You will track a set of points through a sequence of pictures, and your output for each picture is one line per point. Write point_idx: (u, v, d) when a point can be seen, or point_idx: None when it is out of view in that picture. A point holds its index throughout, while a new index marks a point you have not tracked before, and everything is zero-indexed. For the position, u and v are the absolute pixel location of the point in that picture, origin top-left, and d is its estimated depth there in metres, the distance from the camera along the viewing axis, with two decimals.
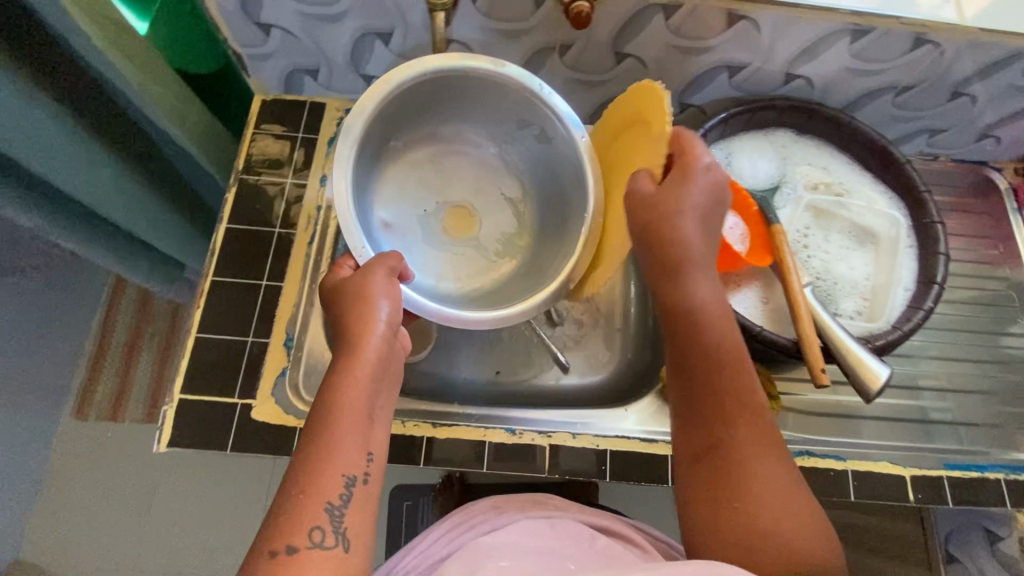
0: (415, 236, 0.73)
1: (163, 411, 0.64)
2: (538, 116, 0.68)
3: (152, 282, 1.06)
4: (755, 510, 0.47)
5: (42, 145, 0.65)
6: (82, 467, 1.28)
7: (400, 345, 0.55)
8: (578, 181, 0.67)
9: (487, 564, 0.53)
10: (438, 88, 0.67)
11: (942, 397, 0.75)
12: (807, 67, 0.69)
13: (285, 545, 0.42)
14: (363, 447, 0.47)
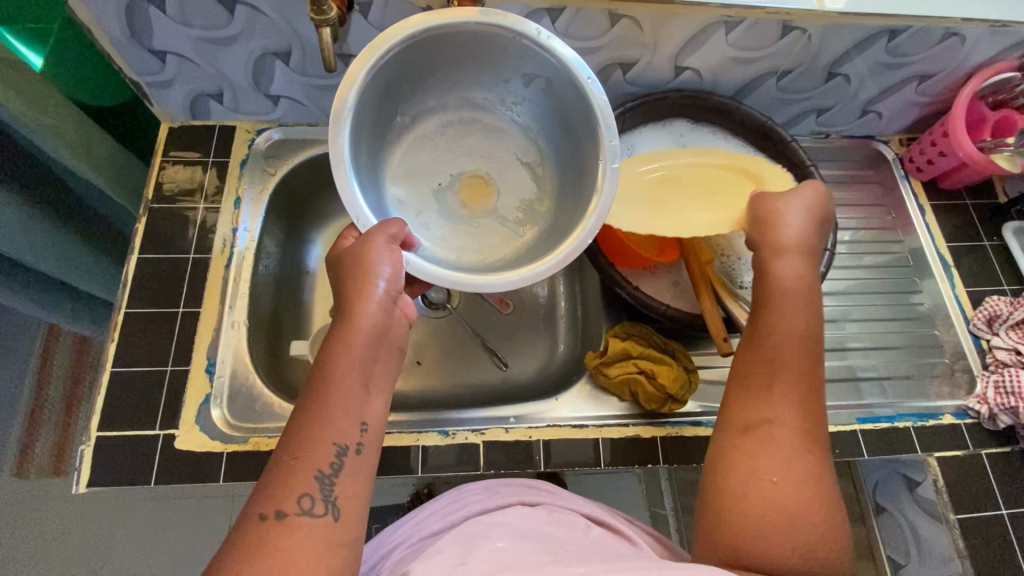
0: (432, 210, 0.72)
1: (81, 450, 0.62)
2: (541, 66, 0.65)
3: (79, 325, 1.03)
4: (785, 489, 0.46)
5: None
6: (26, 528, 1.22)
7: (402, 316, 0.51)
8: (589, 126, 0.63)
9: (483, 544, 0.50)
10: (431, 50, 0.64)
11: (867, 356, 0.80)
12: (693, 59, 0.74)
13: (275, 511, 0.40)
14: (356, 418, 0.45)
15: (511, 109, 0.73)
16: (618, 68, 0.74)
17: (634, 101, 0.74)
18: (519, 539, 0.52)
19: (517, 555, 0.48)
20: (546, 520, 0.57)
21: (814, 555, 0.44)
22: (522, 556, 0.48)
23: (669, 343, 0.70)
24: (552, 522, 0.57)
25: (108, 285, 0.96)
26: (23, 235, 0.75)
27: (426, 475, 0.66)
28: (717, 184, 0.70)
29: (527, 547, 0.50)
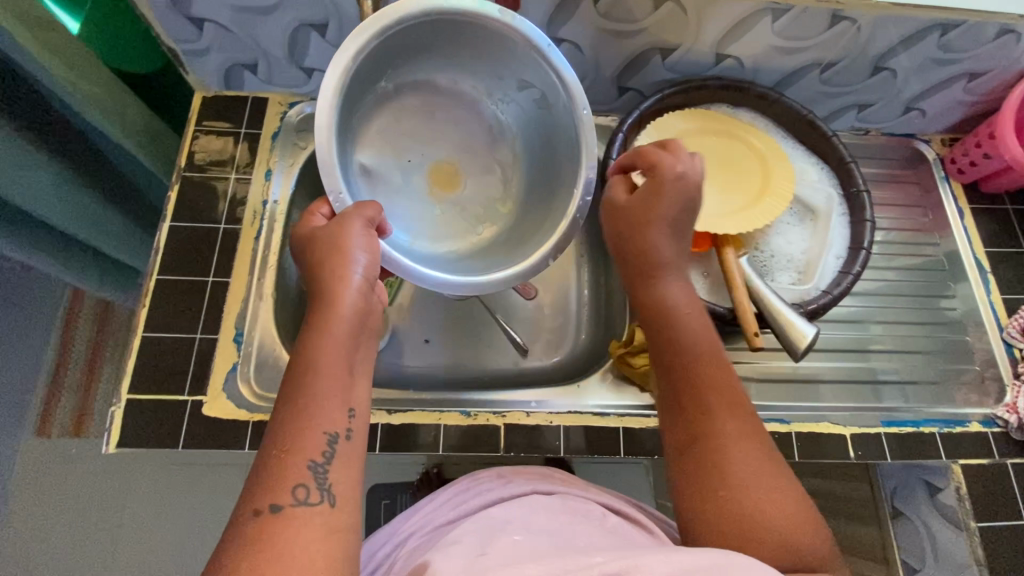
0: (398, 186, 0.72)
1: (112, 412, 0.64)
2: (542, 78, 0.67)
3: (105, 289, 1.05)
4: (738, 492, 0.48)
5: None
6: (50, 486, 1.27)
7: (378, 299, 0.56)
8: (573, 151, 0.68)
9: (502, 536, 0.51)
10: (437, 33, 0.65)
11: (888, 358, 0.79)
12: (736, 47, 0.72)
13: (270, 504, 0.41)
14: (343, 403, 0.47)
15: (496, 101, 0.73)
16: (657, 54, 0.73)
17: (674, 88, 0.73)
18: (537, 532, 0.53)
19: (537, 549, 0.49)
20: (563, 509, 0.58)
21: (792, 546, 0.46)
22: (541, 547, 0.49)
23: None
24: (567, 513, 0.58)
25: (134, 251, 0.96)
26: (62, 201, 0.77)
27: (448, 453, 0.66)
28: (732, 163, 0.73)
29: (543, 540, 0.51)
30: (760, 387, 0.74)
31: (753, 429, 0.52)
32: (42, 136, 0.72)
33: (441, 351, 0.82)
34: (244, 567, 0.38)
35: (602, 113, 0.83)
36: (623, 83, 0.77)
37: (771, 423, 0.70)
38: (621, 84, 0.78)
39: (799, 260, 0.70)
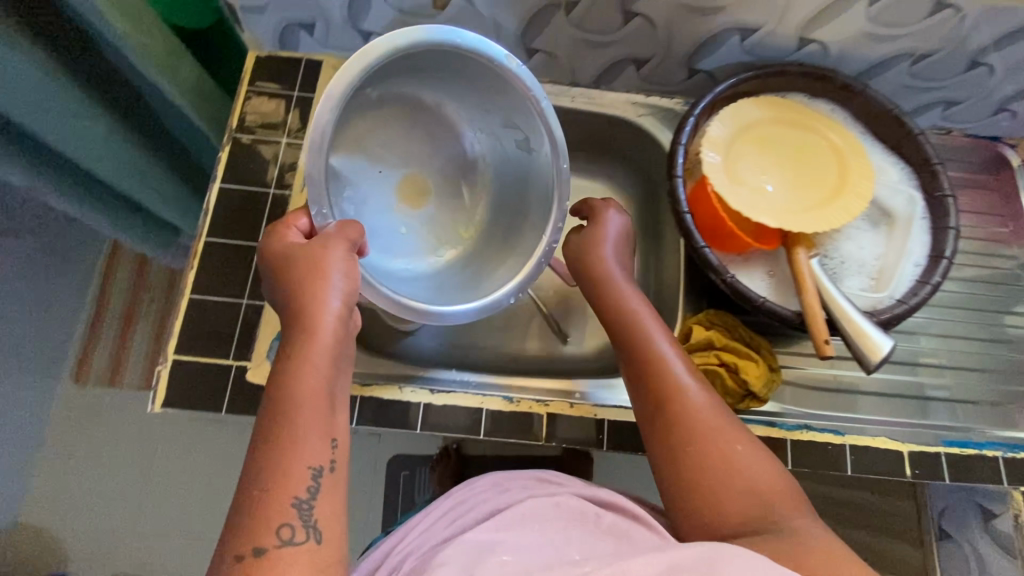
0: (369, 195, 0.69)
1: (157, 372, 0.64)
2: (529, 123, 0.68)
3: (147, 246, 1.06)
4: (704, 443, 0.52)
5: (27, 90, 0.66)
6: (86, 433, 1.31)
7: (353, 324, 0.55)
8: (539, 200, 0.69)
9: (489, 556, 0.52)
10: (433, 60, 0.64)
11: (938, 372, 0.74)
12: (822, 32, 0.67)
13: (253, 548, 0.42)
14: (324, 435, 0.47)
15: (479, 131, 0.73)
16: (736, 34, 0.68)
17: (751, 73, 0.68)
18: (526, 550, 0.53)
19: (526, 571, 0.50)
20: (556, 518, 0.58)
21: (759, 490, 0.50)
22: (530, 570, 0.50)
23: (756, 338, 0.65)
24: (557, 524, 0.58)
25: (177, 209, 0.96)
26: (109, 152, 0.77)
27: (489, 438, 0.68)
28: (806, 150, 0.67)
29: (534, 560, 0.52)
30: (812, 395, 0.70)
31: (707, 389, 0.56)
32: (90, 86, 0.71)
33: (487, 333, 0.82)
34: None
35: (667, 95, 0.79)
36: (693, 64, 0.73)
37: (826, 433, 0.67)
38: (691, 66, 0.74)
39: (874, 266, 0.66)
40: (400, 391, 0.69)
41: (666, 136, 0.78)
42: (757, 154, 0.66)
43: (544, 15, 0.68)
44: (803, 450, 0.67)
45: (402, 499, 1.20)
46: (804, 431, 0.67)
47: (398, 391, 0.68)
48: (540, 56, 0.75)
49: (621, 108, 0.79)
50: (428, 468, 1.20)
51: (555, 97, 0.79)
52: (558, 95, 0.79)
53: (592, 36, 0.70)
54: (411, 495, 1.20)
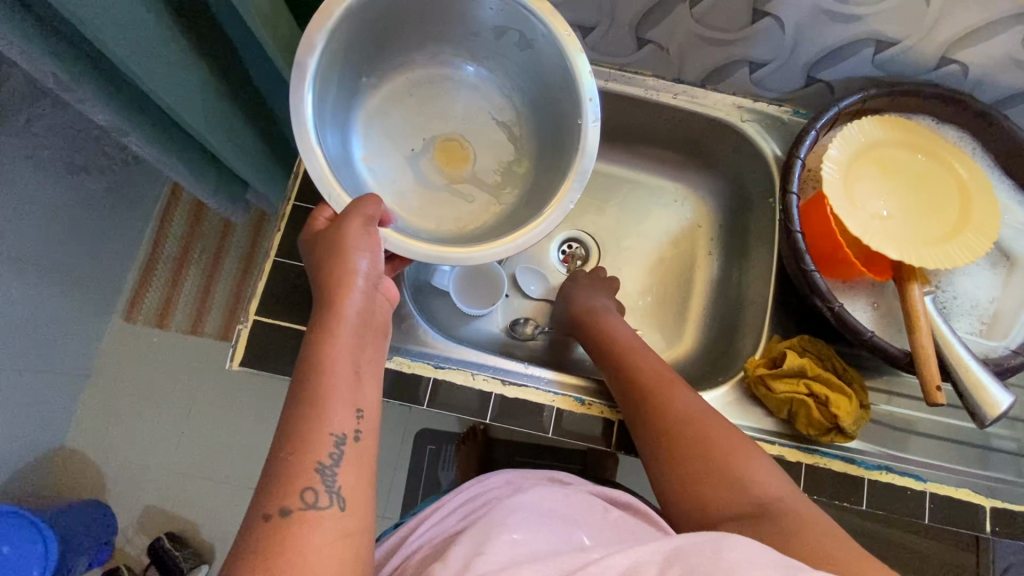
0: (406, 176, 0.68)
1: (239, 330, 0.65)
2: (518, 21, 0.62)
3: (217, 201, 1.06)
4: (680, 431, 0.57)
5: (141, 44, 0.62)
6: (129, 366, 1.34)
7: (382, 299, 0.53)
8: (567, 96, 0.62)
9: (500, 535, 0.50)
10: (396, 9, 0.62)
11: (1009, 426, 0.68)
12: (966, 53, 0.61)
13: (280, 508, 0.40)
14: (351, 405, 0.46)
15: (486, 68, 0.70)
16: (871, 46, 0.63)
17: (882, 89, 0.63)
18: (532, 530, 0.51)
19: (538, 549, 0.48)
20: (569, 512, 0.57)
21: (739, 473, 0.53)
22: (541, 548, 0.48)
23: (847, 371, 0.63)
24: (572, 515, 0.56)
25: (253, 166, 0.95)
26: (199, 103, 0.74)
27: (555, 437, 0.66)
28: (928, 179, 0.63)
29: (544, 541, 0.50)
30: (887, 433, 0.67)
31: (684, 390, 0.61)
32: (186, 27, 0.68)
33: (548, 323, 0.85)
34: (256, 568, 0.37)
35: (774, 102, 0.75)
36: (813, 73, 0.69)
37: (904, 477, 0.65)
38: (810, 74, 0.70)
39: (987, 309, 0.62)
40: (472, 377, 0.67)
41: (771, 147, 0.74)
42: (877, 177, 0.62)
43: (664, 5, 0.65)
44: (880, 492, 0.64)
45: (425, 474, 1.20)
46: (882, 472, 0.65)
47: (470, 377, 0.67)
48: (650, 48, 0.72)
49: (724, 111, 0.75)
50: (454, 446, 1.20)
51: (656, 94, 0.75)
52: (660, 92, 0.75)
53: (710, 33, 0.67)
54: (434, 471, 1.20)
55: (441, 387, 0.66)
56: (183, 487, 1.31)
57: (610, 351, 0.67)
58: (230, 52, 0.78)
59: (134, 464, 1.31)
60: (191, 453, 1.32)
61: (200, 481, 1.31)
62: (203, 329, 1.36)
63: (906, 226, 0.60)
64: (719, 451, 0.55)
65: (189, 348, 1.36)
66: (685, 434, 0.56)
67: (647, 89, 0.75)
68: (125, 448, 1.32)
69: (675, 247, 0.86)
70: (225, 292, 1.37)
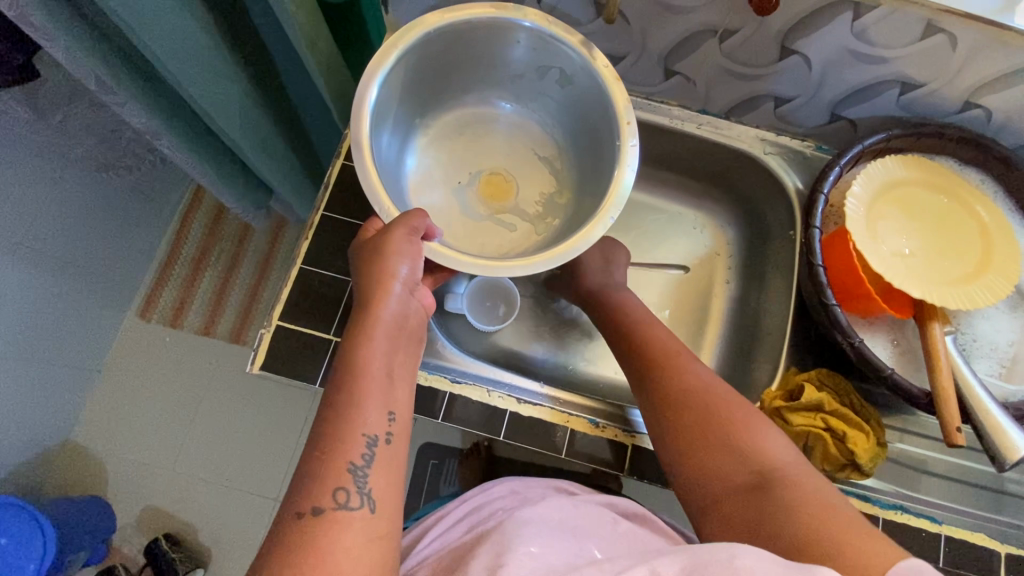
0: (453, 208, 0.72)
1: (261, 334, 0.66)
2: (558, 57, 0.64)
3: (241, 205, 1.08)
4: (685, 402, 0.57)
5: (187, 55, 0.64)
6: (141, 363, 1.36)
7: (417, 305, 0.54)
8: (606, 130, 0.64)
9: (515, 547, 0.50)
10: (446, 54, 0.65)
11: None
12: (992, 98, 0.62)
13: (312, 507, 0.41)
14: (383, 407, 0.46)
15: (529, 107, 0.73)
16: (896, 87, 0.64)
17: (905, 130, 0.64)
18: (549, 542, 0.52)
19: (553, 565, 0.48)
20: (578, 520, 0.57)
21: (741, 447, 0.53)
22: (555, 563, 0.48)
23: (865, 407, 0.62)
24: (579, 529, 0.56)
25: (280, 173, 0.96)
26: (236, 112, 0.77)
27: (568, 458, 0.66)
28: (950, 219, 0.63)
29: (558, 555, 0.50)
30: (902, 471, 0.66)
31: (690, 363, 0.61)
32: (226, 36, 0.70)
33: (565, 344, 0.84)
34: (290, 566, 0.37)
35: (798, 136, 0.76)
36: (838, 110, 0.70)
37: (921, 518, 0.64)
38: (834, 111, 0.71)
39: (1007, 352, 0.62)
40: (488, 394, 0.67)
41: (792, 180, 0.74)
42: (899, 217, 0.63)
43: (694, 39, 0.66)
44: (894, 531, 0.64)
45: (426, 488, 1.19)
46: (899, 513, 0.64)
47: (485, 394, 0.67)
48: (677, 78, 0.73)
49: (748, 143, 0.76)
50: (457, 460, 1.20)
51: (681, 123, 0.77)
52: (685, 121, 0.77)
53: (738, 67, 0.68)
54: (436, 484, 1.19)
55: (457, 401, 0.67)
56: (184, 488, 1.31)
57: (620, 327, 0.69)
58: (268, 65, 0.80)
59: (137, 461, 1.32)
60: (195, 453, 1.33)
61: (201, 483, 1.31)
62: (215, 331, 1.37)
63: (936, 266, 0.61)
64: (728, 424, 0.55)
65: (200, 349, 1.37)
66: (694, 408, 0.57)
67: (673, 118, 0.77)
68: (130, 444, 1.32)
69: (691, 273, 0.86)
70: (240, 294, 1.38)
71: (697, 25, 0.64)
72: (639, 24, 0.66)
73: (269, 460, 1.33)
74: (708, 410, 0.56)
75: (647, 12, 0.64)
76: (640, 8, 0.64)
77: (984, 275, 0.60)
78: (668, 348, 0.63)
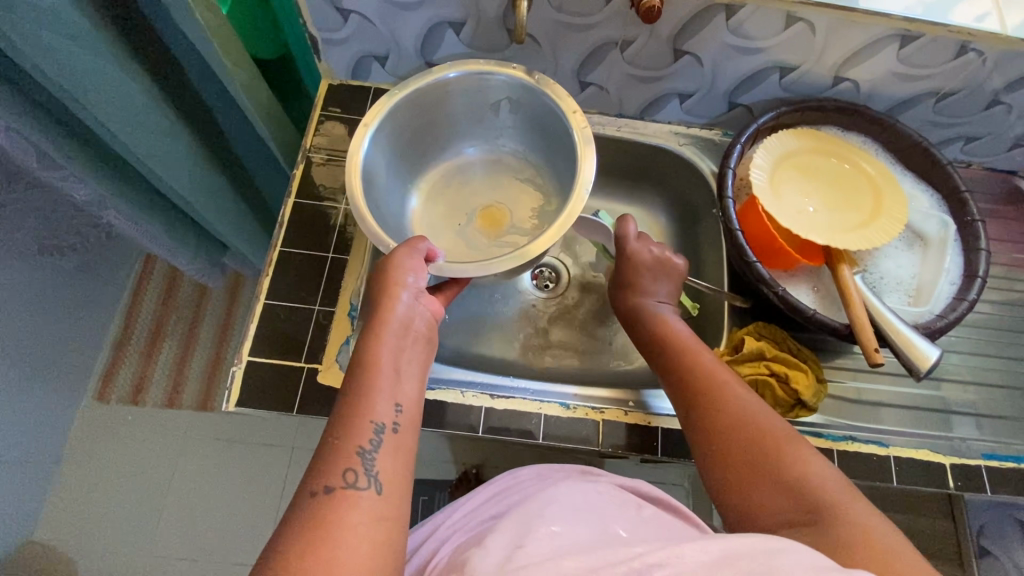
0: (457, 246, 0.78)
1: (233, 372, 0.67)
2: (501, 91, 0.73)
3: (197, 263, 1.08)
4: (726, 430, 0.58)
5: (131, 117, 0.68)
6: (104, 447, 1.31)
7: (425, 310, 0.58)
8: (565, 135, 0.71)
9: (538, 528, 0.53)
10: (422, 112, 0.74)
11: (954, 388, 0.76)
12: (855, 71, 0.73)
13: (324, 485, 0.44)
14: (391, 398, 0.50)
15: (498, 143, 0.81)
16: (776, 72, 0.74)
17: (788, 107, 0.74)
18: (572, 522, 0.55)
19: (576, 540, 0.52)
20: (604, 504, 0.61)
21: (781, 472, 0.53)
22: (582, 542, 0.51)
23: (801, 351, 0.70)
24: (599, 507, 0.60)
25: (232, 225, 0.99)
26: (185, 168, 0.80)
27: (546, 443, 0.68)
28: (842, 177, 0.73)
29: (581, 533, 0.53)
30: (848, 406, 0.73)
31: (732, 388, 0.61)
32: (172, 101, 0.75)
33: (565, 320, 0.86)
34: (303, 536, 0.40)
35: (705, 126, 0.85)
36: (734, 99, 0.80)
37: (870, 444, 0.70)
38: (731, 100, 0.80)
39: (910, 284, 0.71)
40: (462, 395, 0.70)
41: (708, 164, 0.83)
42: (798, 180, 0.72)
43: (599, 53, 0.75)
44: (848, 460, 0.69)
45: None
46: (848, 443, 0.70)
47: (460, 395, 0.70)
48: (593, 89, 0.82)
49: (663, 137, 0.85)
50: (448, 492, 1.21)
51: (603, 127, 0.85)
52: (605, 126, 0.85)
53: (641, 72, 0.77)
54: None
55: (435, 407, 0.69)
56: (163, 569, 1.25)
57: (659, 352, 0.68)
58: (214, 126, 0.85)
59: (110, 551, 1.25)
60: (174, 531, 1.27)
61: (183, 561, 1.25)
62: (180, 402, 1.34)
63: (839, 215, 0.70)
64: (766, 450, 0.55)
65: (167, 422, 1.34)
66: (734, 436, 0.57)
67: (593, 124, 0.85)
68: (100, 534, 1.26)
69: None
70: (203, 360, 1.37)
71: (600, 39, 0.72)
72: (549, 44, 0.74)
73: (254, 524, 1.28)
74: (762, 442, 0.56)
75: (554, 32, 0.72)
76: (548, 29, 0.72)
77: (886, 217, 0.68)
78: (709, 374, 0.62)
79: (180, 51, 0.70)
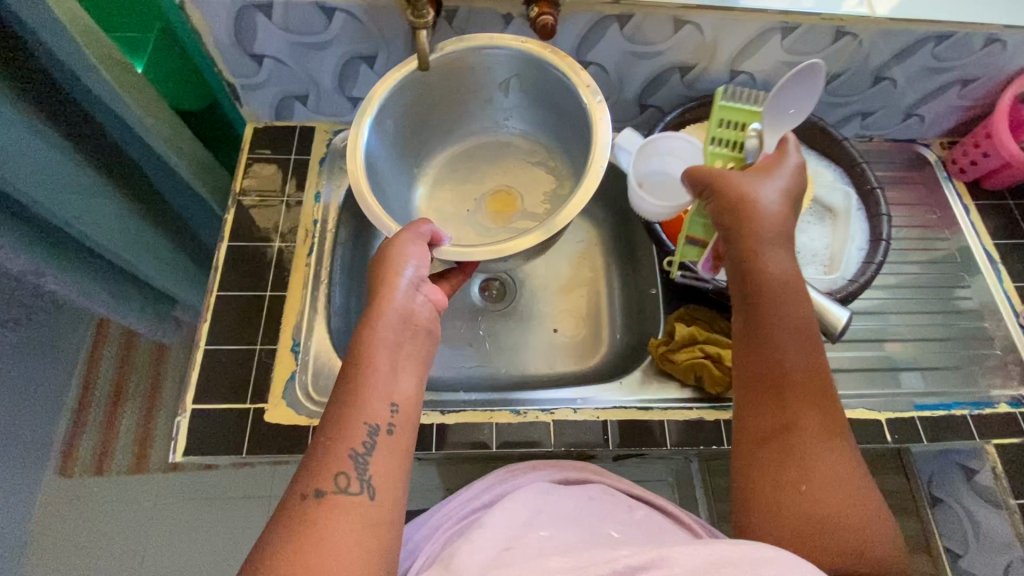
0: (466, 230, 0.82)
1: (178, 423, 0.67)
2: (507, 70, 0.73)
3: (147, 323, 1.07)
4: (810, 472, 0.51)
5: (57, 187, 0.68)
6: (71, 525, 1.26)
7: (425, 300, 0.57)
8: (576, 110, 0.71)
9: (529, 532, 0.54)
10: (422, 94, 0.74)
11: (880, 346, 0.80)
12: (748, 63, 0.78)
13: (315, 489, 0.44)
14: (387, 397, 0.50)
15: (506, 124, 0.83)
16: (677, 72, 0.79)
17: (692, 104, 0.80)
18: (561, 527, 0.55)
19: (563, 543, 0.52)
20: (597, 506, 0.61)
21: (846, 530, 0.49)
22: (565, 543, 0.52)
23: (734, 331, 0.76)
24: (582, 506, 0.60)
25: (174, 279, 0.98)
26: (119, 227, 0.80)
27: (500, 450, 0.69)
28: None
29: (568, 537, 0.54)
30: None
31: (833, 421, 0.52)
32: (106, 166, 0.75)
33: (513, 329, 0.87)
34: (290, 542, 0.41)
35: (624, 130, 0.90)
36: (645, 100, 0.84)
37: None
38: (643, 101, 0.84)
39: (824, 254, 0.75)
40: None
41: None
42: None
43: None
44: None
45: None
46: None
47: None
48: None
49: None
50: None
51: None
52: None
53: None
54: None
55: None
56: None
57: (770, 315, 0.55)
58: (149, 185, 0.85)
59: None
60: None
61: None
62: (147, 466, 1.31)
63: None
64: (837, 513, 0.49)
65: (134, 487, 1.29)
66: (817, 478, 0.50)
67: None
68: None
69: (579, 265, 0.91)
70: (167, 420, 1.34)
71: None
72: None
73: None
74: (825, 477, 0.50)
75: None
76: None
77: None
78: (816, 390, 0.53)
79: (105, 118, 0.71)
